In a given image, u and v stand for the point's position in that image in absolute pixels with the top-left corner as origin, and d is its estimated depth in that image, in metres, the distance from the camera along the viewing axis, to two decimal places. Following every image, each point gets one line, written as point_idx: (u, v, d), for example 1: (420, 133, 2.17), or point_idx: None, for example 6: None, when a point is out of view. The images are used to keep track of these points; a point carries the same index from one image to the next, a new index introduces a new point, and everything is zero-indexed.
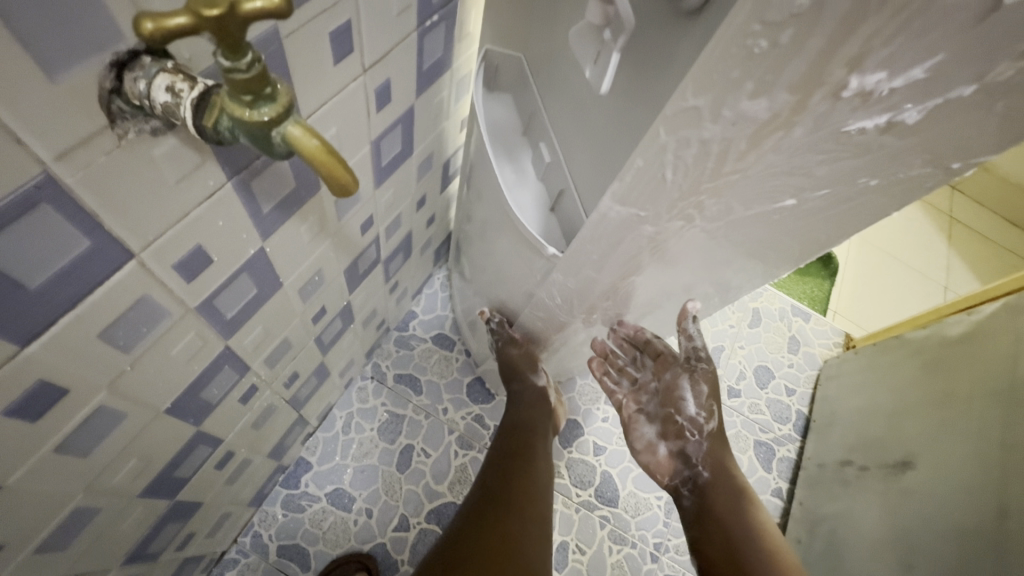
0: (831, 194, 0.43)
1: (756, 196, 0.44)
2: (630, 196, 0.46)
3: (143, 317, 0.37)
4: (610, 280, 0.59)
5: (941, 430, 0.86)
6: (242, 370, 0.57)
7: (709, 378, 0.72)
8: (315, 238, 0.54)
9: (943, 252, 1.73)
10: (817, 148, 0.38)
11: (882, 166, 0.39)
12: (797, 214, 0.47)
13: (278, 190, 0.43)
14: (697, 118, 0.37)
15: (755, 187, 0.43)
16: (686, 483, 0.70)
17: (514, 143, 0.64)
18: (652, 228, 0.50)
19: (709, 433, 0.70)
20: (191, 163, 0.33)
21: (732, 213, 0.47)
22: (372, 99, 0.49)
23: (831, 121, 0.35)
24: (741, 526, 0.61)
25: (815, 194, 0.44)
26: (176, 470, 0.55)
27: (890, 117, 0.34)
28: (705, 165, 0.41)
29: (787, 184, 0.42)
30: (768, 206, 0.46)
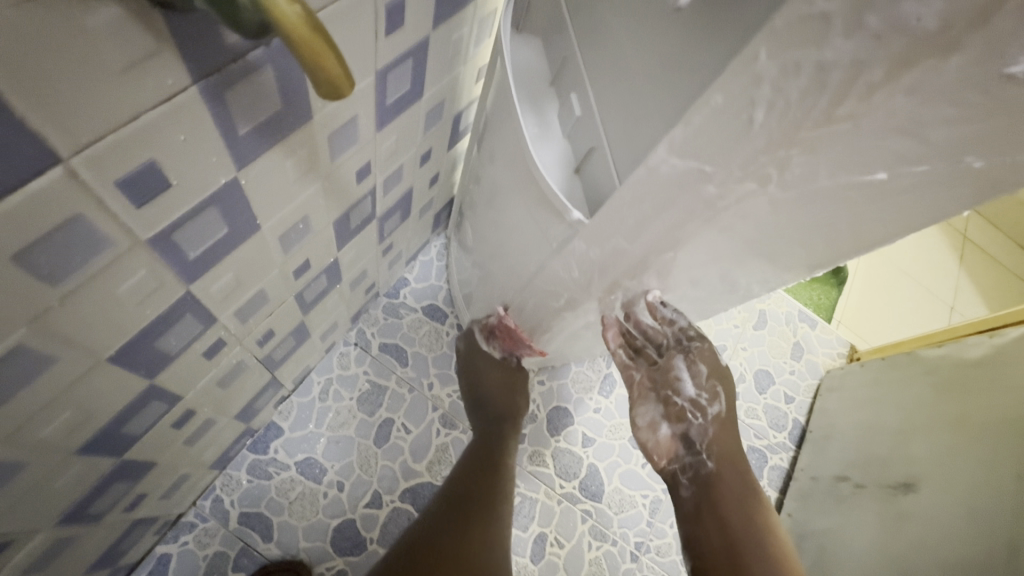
0: (930, 173, 0.37)
1: (852, 159, 0.38)
2: (697, 145, 0.40)
3: (76, 242, 0.30)
4: (643, 254, 0.53)
5: (950, 453, 0.82)
6: (208, 320, 0.50)
7: (707, 357, 0.66)
8: (303, 178, 0.47)
9: (953, 272, 1.69)
10: (952, 98, 0.32)
11: (997, 140, 0.33)
12: (874, 196, 0.41)
13: (262, 111, 0.36)
14: (822, 32, 0.31)
15: (850, 148, 0.37)
16: (686, 470, 0.64)
17: (541, 93, 0.56)
18: (715, 188, 0.44)
19: (713, 417, 0.64)
20: (141, 50, 0.26)
21: (814, 180, 0.41)
22: (383, 17, 0.41)
23: (994, 52, 0.29)
24: (753, 542, 0.57)
25: (912, 169, 0.37)
26: (123, 427, 0.49)
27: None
28: (812, 105, 0.35)
29: (889, 147, 0.36)
30: (856, 177, 0.40)
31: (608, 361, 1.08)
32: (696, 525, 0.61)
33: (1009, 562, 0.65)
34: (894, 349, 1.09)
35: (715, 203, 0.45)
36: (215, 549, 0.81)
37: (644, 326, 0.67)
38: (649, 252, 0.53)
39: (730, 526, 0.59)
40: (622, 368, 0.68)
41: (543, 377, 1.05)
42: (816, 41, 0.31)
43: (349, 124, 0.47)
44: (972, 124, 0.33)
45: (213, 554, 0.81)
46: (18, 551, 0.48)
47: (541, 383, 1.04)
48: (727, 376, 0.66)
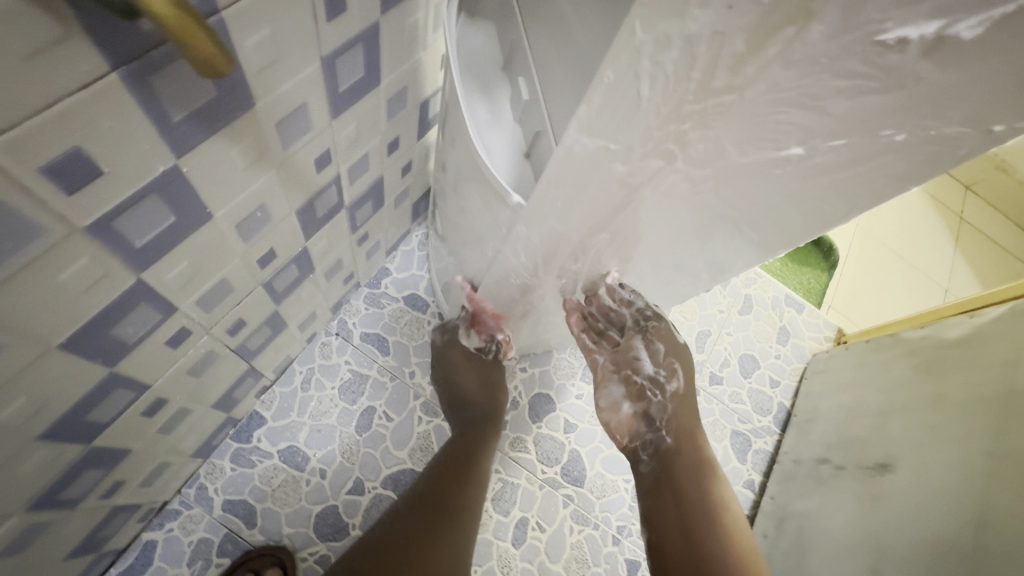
0: (848, 147, 0.38)
1: (755, 134, 0.38)
2: (599, 123, 0.40)
3: (5, 229, 0.31)
4: (580, 239, 0.54)
5: (927, 433, 0.82)
6: (167, 309, 0.51)
7: (664, 336, 0.68)
8: (253, 167, 0.48)
9: (948, 253, 1.67)
10: (841, 66, 0.32)
11: (907, 113, 0.34)
12: (800, 171, 0.41)
13: (194, 97, 0.36)
14: (681, 4, 0.30)
15: (750, 120, 0.37)
16: (647, 446, 0.65)
17: (491, 79, 0.58)
18: (622, 166, 0.43)
19: (672, 392, 0.66)
20: (47, 37, 0.26)
21: (723, 156, 0.41)
22: (320, 3, 0.41)
23: (860, 20, 0.28)
24: (710, 525, 0.56)
25: (829, 143, 0.38)
26: (87, 414, 0.50)
27: (942, 27, 0.28)
28: (690, 77, 0.34)
29: (794, 121, 0.37)
30: (772, 152, 0.40)
31: None
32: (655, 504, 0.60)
33: (976, 542, 0.66)
34: (878, 332, 1.08)
35: (628, 182, 0.45)
36: (200, 535, 0.83)
37: (605, 308, 0.68)
38: (589, 232, 0.53)
39: (686, 503, 0.58)
40: (586, 350, 0.70)
41: (525, 364, 1.05)
42: (677, 12, 0.31)
43: (298, 111, 0.48)
44: (882, 94, 0.33)
45: (198, 540, 0.82)
46: None
47: (523, 370, 1.05)
48: (686, 355, 0.67)
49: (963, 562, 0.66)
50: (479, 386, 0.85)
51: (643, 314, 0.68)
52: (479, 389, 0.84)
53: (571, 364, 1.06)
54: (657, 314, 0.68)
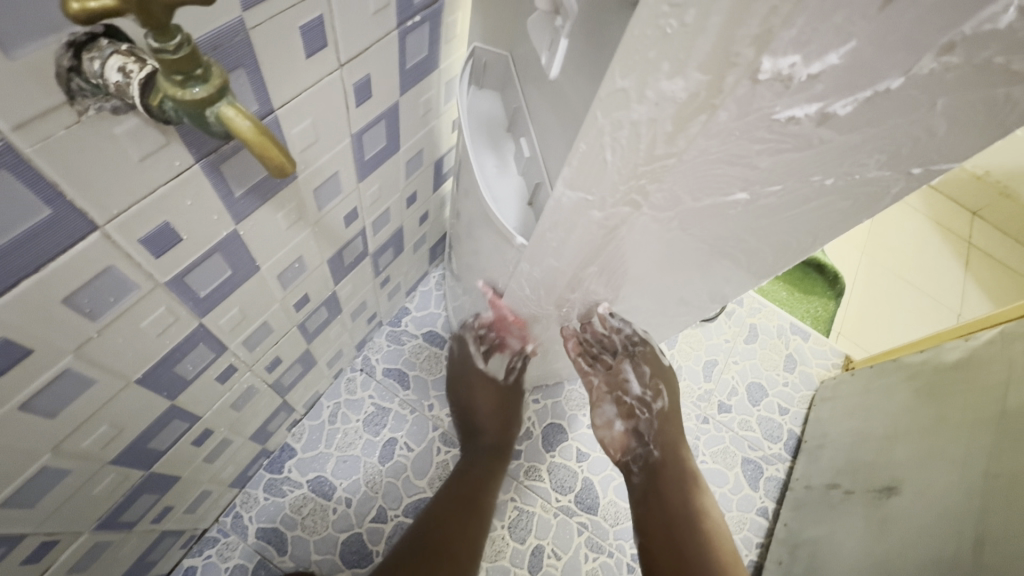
0: (785, 190, 0.45)
1: (702, 184, 0.45)
2: (578, 179, 0.48)
3: (108, 287, 0.39)
4: (572, 271, 0.60)
5: (929, 457, 0.84)
6: (219, 348, 0.59)
7: (651, 358, 0.74)
8: (294, 226, 0.57)
9: (959, 278, 1.69)
10: (753, 135, 0.39)
11: (834, 164, 0.41)
12: (752, 210, 0.48)
13: (251, 176, 0.45)
14: (626, 100, 0.39)
15: (695, 175, 0.44)
16: (637, 459, 0.73)
17: (498, 136, 0.66)
18: (600, 214, 0.50)
19: (658, 410, 0.73)
20: (155, 143, 0.35)
21: (680, 204, 0.48)
22: (351, 93, 0.51)
23: (756, 105, 0.36)
24: (688, 526, 0.66)
25: (767, 189, 0.45)
26: (150, 441, 0.58)
27: (821, 108, 0.36)
28: (639, 148, 0.42)
29: (731, 175, 0.44)
30: (719, 198, 0.47)
31: None
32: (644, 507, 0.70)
33: (975, 558, 0.69)
34: (884, 357, 1.11)
35: (607, 224, 0.52)
36: (236, 562, 0.88)
37: (599, 335, 0.72)
38: (580, 265, 0.59)
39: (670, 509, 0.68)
40: (581, 373, 0.75)
41: (538, 396, 1.11)
42: (624, 104, 0.39)
43: (331, 179, 0.57)
44: (801, 150, 0.40)
45: (234, 566, 0.88)
46: (63, 551, 0.56)
47: (536, 402, 1.10)
48: (670, 374, 0.74)
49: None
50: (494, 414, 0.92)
51: (632, 340, 0.72)
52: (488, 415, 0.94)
53: (582, 394, 1.11)
54: (643, 338, 0.72)
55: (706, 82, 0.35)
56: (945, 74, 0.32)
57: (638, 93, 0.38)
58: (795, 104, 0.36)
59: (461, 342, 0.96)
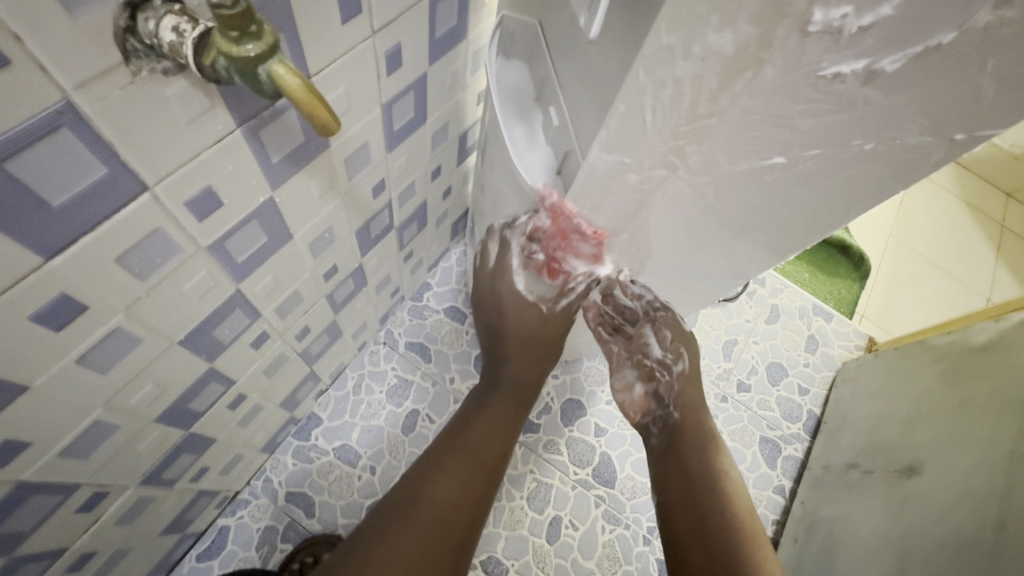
0: (824, 155, 0.44)
1: (741, 147, 0.45)
2: (616, 143, 0.47)
3: (156, 249, 0.41)
4: (602, 238, 0.61)
5: (952, 439, 0.83)
6: (254, 315, 0.61)
7: (671, 323, 0.72)
8: (326, 195, 0.58)
9: (990, 262, 1.64)
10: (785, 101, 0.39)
11: (874, 128, 0.41)
12: (787, 176, 0.48)
13: (288, 141, 0.46)
14: (670, 57, 0.38)
15: (735, 136, 0.44)
16: (656, 422, 0.72)
17: (526, 107, 0.65)
18: (636, 176, 0.50)
19: (679, 373, 0.72)
20: (201, 106, 0.36)
21: (718, 167, 0.48)
22: (382, 62, 0.51)
23: (803, 61, 0.36)
24: (710, 487, 0.63)
25: (806, 152, 0.44)
26: (191, 402, 0.60)
27: (869, 65, 0.36)
28: (682, 107, 0.41)
29: (769, 136, 0.43)
30: (757, 161, 0.47)
31: None
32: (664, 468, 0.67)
33: (995, 543, 0.67)
34: (907, 339, 1.10)
35: (641, 188, 0.52)
36: (266, 523, 0.92)
37: (620, 305, 0.74)
38: (611, 232, 0.60)
39: (689, 468, 0.66)
40: (603, 341, 0.77)
41: (557, 371, 1.12)
42: (668, 60, 0.38)
43: (361, 149, 0.58)
44: (843, 113, 0.40)
45: (264, 527, 0.92)
46: (111, 503, 0.59)
47: (555, 377, 1.11)
48: (692, 339, 0.72)
49: (984, 564, 0.67)
50: (529, 347, 0.73)
51: (655, 306, 0.72)
52: (516, 351, 0.72)
53: (600, 370, 1.12)
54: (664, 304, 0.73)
55: (757, 36, 0.34)
56: (999, 29, 0.32)
57: (682, 49, 0.37)
58: (839, 62, 0.35)
59: (490, 250, 0.71)
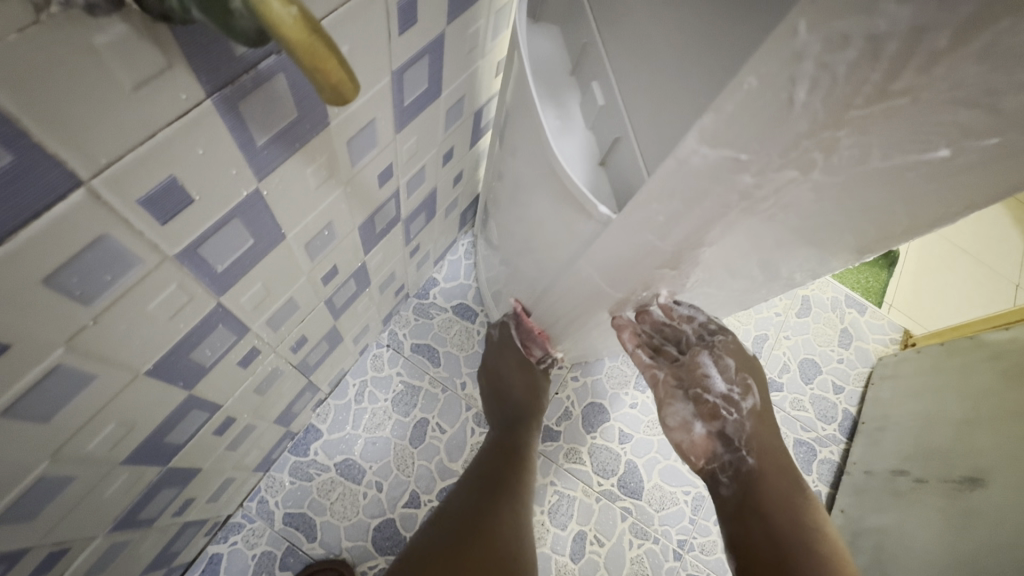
0: (1001, 145, 0.34)
1: (907, 138, 0.35)
2: (724, 134, 0.37)
3: (103, 264, 0.31)
4: (675, 249, 0.51)
5: (1021, 445, 0.75)
6: (241, 330, 0.51)
7: (732, 350, 0.66)
8: (324, 185, 0.47)
9: (1019, 246, 1.57)
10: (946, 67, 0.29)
11: None
12: (937, 170, 0.38)
13: (277, 119, 0.35)
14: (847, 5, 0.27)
15: (904, 128, 0.34)
16: (726, 468, 0.62)
17: (560, 83, 0.53)
18: (751, 177, 0.40)
19: (748, 411, 0.63)
20: (152, 65, 0.25)
21: (865, 163, 0.38)
22: (395, 16, 0.40)
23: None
24: (811, 554, 0.54)
25: (981, 142, 0.34)
26: (167, 435, 0.50)
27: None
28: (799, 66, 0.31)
29: (944, 125, 0.33)
30: (919, 156, 0.37)
31: None
32: (745, 526, 0.58)
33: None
34: (956, 334, 1.01)
35: (751, 192, 0.42)
36: (263, 549, 0.83)
37: (659, 324, 0.68)
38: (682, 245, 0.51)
39: (776, 524, 0.56)
40: (643, 368, 0.69)
41: (576, 373, 1.03)
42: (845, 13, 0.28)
43: (367, 128, 0.47)
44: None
45: (261, 553, 0.83)
46: (76, 557, 0.50)
47: (575, 379, 1.02)
48: (757, 370, 0.65)
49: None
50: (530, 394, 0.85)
51: (709, 331, 0.67)
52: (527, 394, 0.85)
53: (623, 371, 1.03)
54: (721, 328, 0.67)
55: None
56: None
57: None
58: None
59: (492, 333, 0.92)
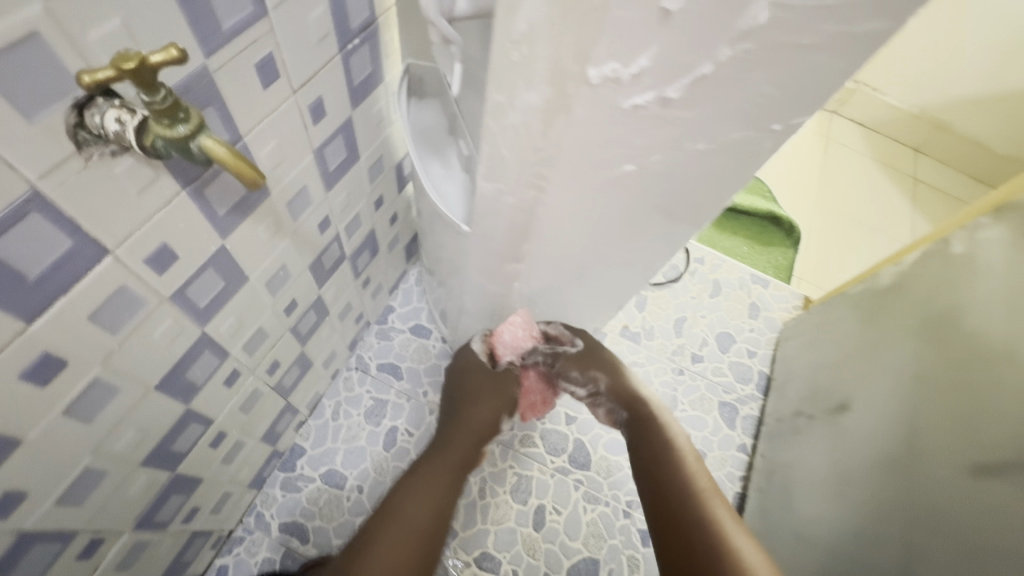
0: (665, 159, 0.53)
1: (594, 162, 0.54)
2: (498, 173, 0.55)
3: (123, 304, 0.47)
4: (507, 245, 0.68)
5: (873, 373, 0.93)
6: (222, 354, 0.66)
7: (572, 358, 0.86)
8: (273, 237, 0.64)
9: (908, 211, 1.79)
10: (615, 122, 0.48)
11: (699, 132, 0.48)
12: (645, 178, 0.55)
13: (230, 195, 0.52)
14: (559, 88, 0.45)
15: (585, 153, 0.53)
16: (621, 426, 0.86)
17: (440, 141, 0.74)
18: (512, 197, 0.59)
19: (606, 389, 0.85)
20: (147, 177, 0.42)
21: (587, 178, 0.56)
22: (307, 114, 0.58)
23: (614, 92, 0.44)
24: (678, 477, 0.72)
25: (649, 159, 0.53)
26: (173, 443, 0.65)
27: (659, 94, 0.44)
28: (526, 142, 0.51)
29: (614, 153, 0.52)
30: (610, 171, 0.55)
31: None
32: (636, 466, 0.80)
33: (904, 467, 0.78)
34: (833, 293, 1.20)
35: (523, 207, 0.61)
36: (264, 556, 0.96)
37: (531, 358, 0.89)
38: (514, 243, 0.68)
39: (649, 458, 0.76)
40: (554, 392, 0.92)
41: None
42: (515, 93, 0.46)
43: (301, 191, 0.64)
44: (660, 128, 0.48)
45: (262, 560, 0.96)
46: (109, 548, 0.63)
47: None
48: (594, 356, 0.86)
49: (898, 489, 0.78)
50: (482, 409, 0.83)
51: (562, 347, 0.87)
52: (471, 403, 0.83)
53: None
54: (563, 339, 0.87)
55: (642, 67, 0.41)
56: (747, 56, 0.40)
57: (509, 105, 0.48)
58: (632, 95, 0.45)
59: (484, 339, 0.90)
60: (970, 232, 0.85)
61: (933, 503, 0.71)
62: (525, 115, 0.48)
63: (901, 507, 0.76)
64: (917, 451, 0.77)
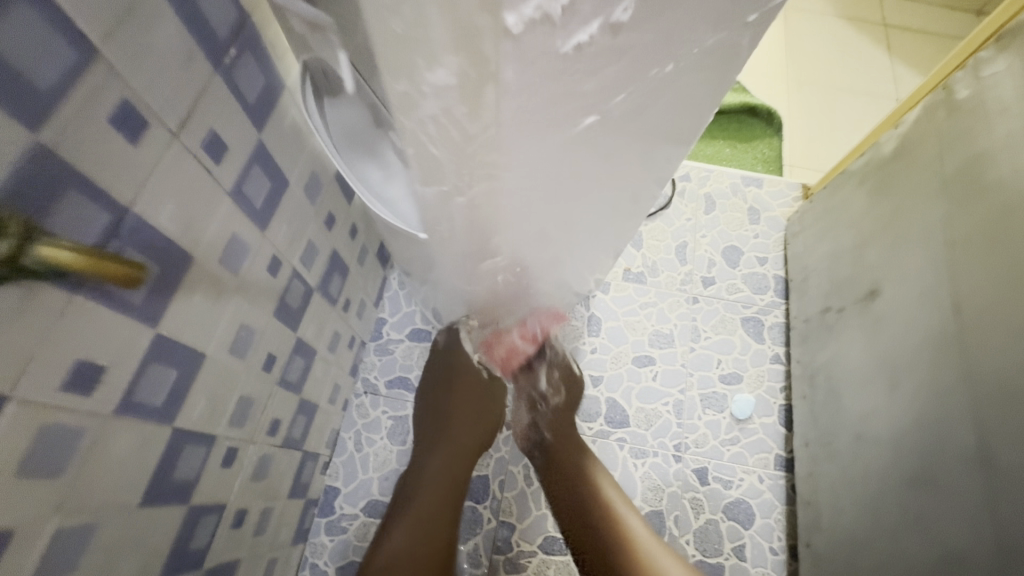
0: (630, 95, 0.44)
1: (544, 121, 0.44)
2: None
3: (59, 440, 0.40)
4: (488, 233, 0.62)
5: (899, 249, 0.86)
6: (208, 440, 0.60)
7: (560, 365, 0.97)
8: (218, 301, 0.56)
9: (886, 63, 1.68)
10: (559, 72, 0.39)
11: (659, 50, 0.40)
12: (615, 121, 0.47)
13: (141, 279, 0.44)
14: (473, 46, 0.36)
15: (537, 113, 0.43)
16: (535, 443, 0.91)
17: (368, 140, 0.63)
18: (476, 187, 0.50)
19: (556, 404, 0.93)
20: (17, 297, 0.35)
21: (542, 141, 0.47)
22: (205, 155, 0.49)
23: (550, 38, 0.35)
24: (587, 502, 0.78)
25: (612, 101, 0.44)
26: (189, 544, 0.60)
27: (605, 20, 0.36)
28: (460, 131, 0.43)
29: (569, 104, 0.43)
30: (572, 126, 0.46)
31: (587, 305, 1.16)
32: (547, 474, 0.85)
33: (960, 348, 0.71)
34: (834, 173, 1.12)
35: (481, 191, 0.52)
36: None
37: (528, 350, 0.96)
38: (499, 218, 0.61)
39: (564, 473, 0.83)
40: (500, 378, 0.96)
41: None
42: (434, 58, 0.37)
43: (232, 241, 0.56)
44: (616, 62, 0.40)
45: None
46: None
47: None
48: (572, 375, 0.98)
49: (956, 372, 0.71)
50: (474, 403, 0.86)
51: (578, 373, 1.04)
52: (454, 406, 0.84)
53: (574, 326, 1.13)
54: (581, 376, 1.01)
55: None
56: None
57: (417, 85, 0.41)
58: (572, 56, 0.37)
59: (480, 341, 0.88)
60: (974, 68, 0.76)
61: (991, 376, 0.66)
62: (439, 97, 0.42)
63: (956, 390, 0.71)
64: (963, 336, 0.71)
